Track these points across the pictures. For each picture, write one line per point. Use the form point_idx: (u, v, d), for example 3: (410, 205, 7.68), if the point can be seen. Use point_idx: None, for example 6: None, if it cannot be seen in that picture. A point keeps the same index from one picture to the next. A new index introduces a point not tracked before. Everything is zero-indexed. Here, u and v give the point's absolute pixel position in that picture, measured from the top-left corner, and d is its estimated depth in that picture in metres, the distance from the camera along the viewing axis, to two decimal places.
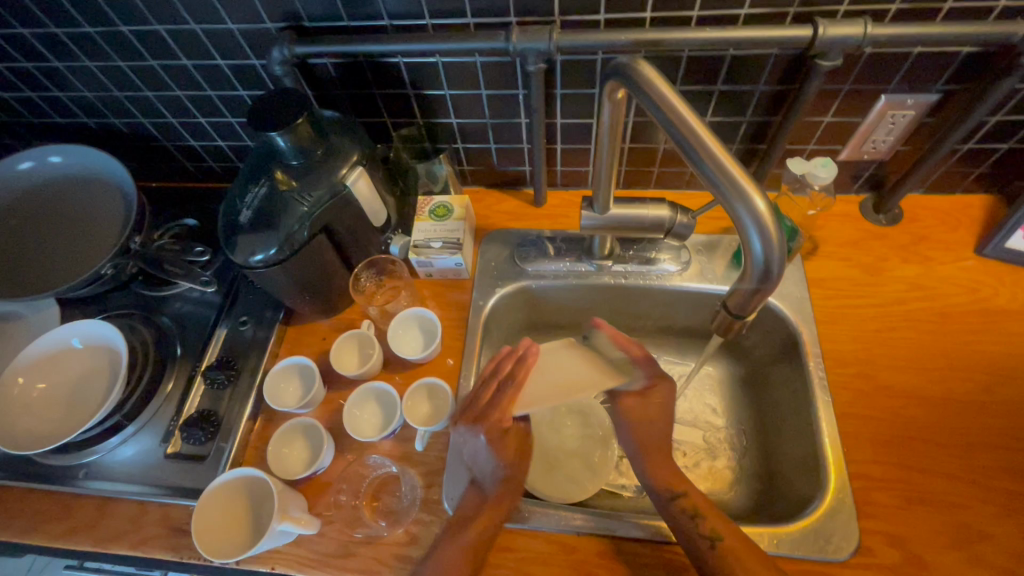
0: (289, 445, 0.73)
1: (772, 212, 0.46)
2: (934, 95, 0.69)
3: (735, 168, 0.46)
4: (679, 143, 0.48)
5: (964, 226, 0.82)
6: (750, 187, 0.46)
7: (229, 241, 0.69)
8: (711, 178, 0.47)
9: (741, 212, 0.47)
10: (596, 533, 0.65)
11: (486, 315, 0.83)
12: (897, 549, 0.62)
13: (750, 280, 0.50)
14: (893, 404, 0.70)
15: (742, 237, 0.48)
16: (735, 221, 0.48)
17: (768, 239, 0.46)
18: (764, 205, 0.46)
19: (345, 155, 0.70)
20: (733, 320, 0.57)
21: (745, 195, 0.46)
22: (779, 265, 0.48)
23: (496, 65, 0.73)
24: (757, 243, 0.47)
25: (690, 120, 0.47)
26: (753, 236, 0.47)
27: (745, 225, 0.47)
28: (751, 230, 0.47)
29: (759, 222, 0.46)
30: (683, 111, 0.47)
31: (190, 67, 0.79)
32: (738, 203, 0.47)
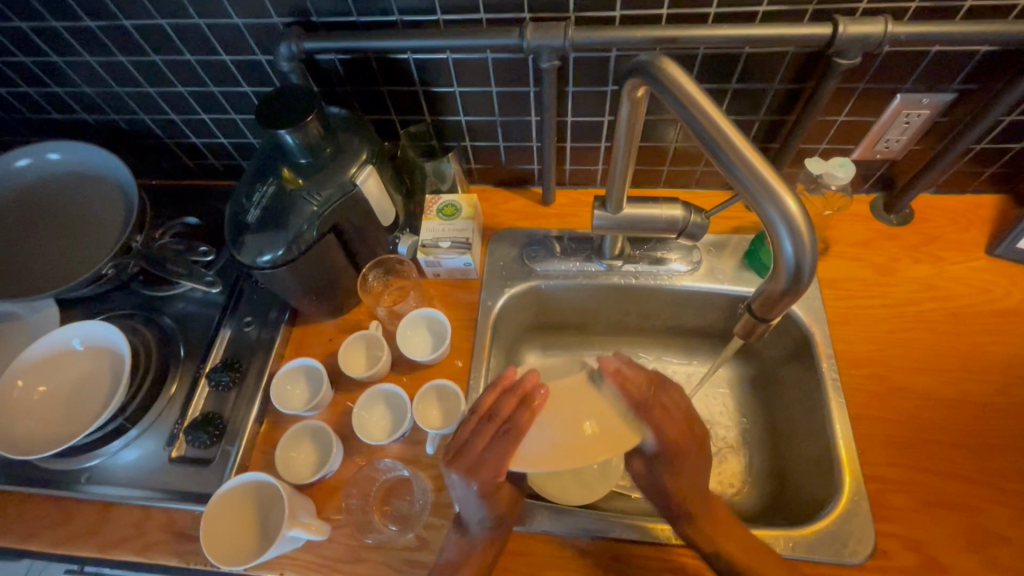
0: (296, 449, 0.72)
1: (803, 214, 0.46)
2: (949, 95, 0.68)
3: (765, 168, 0.45)
4: (706, 143, 0.47)
5: (975, 226, 0.82)
6: (781, 188, 0.45)
7: (236, 240, 0.67)
8: (740, 179, 0.46)
9: (772, 213, 0.46)
10: (609, 537, 0.65)
11: (495, 315, 0.82)
12: (914, 552, 0.61)
13: (779, 283, 0.49)
14: (907, 406, 0.70)
15: (772, 239, 0.47)
16: (764, 222, 0.47)
17: (801, 241, 0.46)
18: (796, 206, 0.45)
19: (354, 154, 0.69)
20: (757, 323, 0.56)
21: (775, 196, 0.45)
22: (811, 268, 0.47)
23: (507, 62, 0.71)
24: (789, 246, 0.46)
25: (716, 118, 0.46)
26: (784, 238, 0.46)
27: (775, 226, 0.46)
28: (782, 232, 0.46)
29: (791, 223, 0.45)
30: (710, 109, 0.46)
31: (193, 63, 0.77)
32: (768, 204, 0.46)
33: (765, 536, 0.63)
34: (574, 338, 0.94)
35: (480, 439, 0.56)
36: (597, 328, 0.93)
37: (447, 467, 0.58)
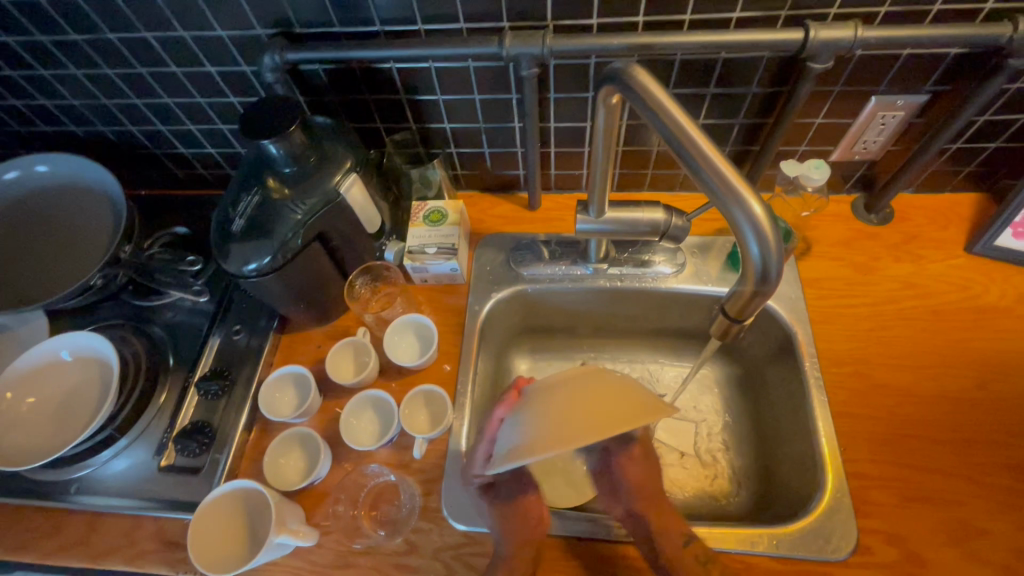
0: (285, 456, 0.73)
1: (770, 217, 0.47)
2: (923, 97, 0.70)
3: (732, 172, 0.46)
4: (676, 148, 0.48)
5: (953, 225, 0.83)
6: (748, 193, 0.46)
7: (222, 250, 0.68)
8: (709, 183, 0.47)
9: (739, 217, 0.47)
10: (595, 538, 0.65)
11: (483, 320, 0.83)
12: (896, 547, 0.62)
13: (749, 285, 0.50)
14: (888, 403, 0.71)
15: (740, 242, 0.48)
16: (733, 226, 0.48)
17: (767, 244, 0.47)
18: (762, 210, 0.46)
19: (338, 162, 0.70)
20: (731, 324, 0.57)
21: (742, 201, 0.46)
22: (779, 271, 0.48)
23: (489, 70, 0.72)
24: (756, 248, 0.47)
25: (685, 124, 0.47)
26: (751, 241, 0.47)
27: (743, 230, 0.47)
28: (750, 235, 0.47)
29: (757, 227, 0.46)
30: (679, 116, 0.47)
31: (179, 75, 0.78)
32: (736, 208, 0.47)
33: (749, 534, 0.64)
34: (563, 341, 0.95)
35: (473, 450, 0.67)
36: (585, 331, 0.94)
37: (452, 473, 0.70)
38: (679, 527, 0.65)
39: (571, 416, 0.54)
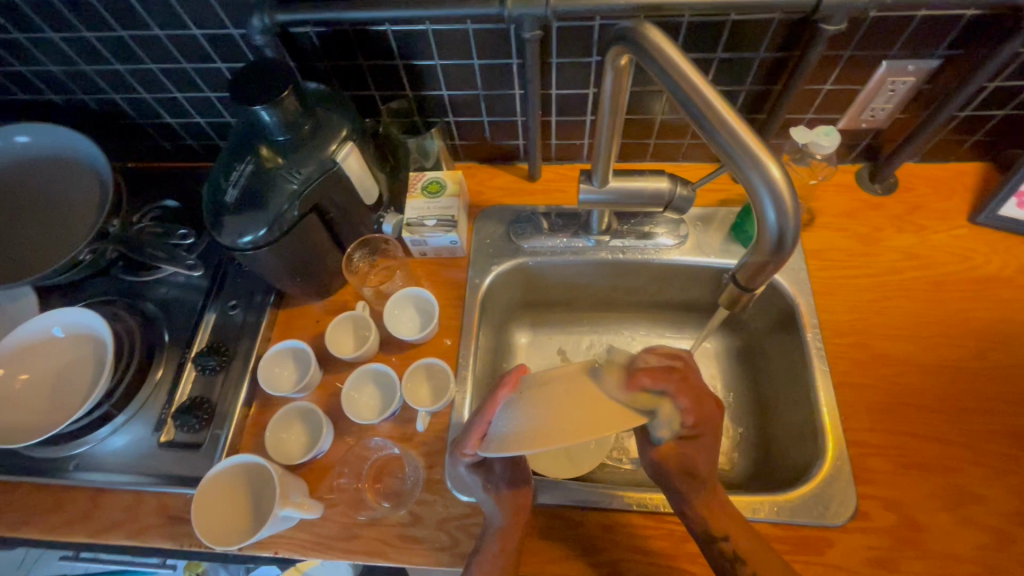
0: (287, 430, 0.72)
1: (788, 180, 0.45)
2: (935, 61, 0.68)
3: (749, 134, 0.45)
4: (691, 111, 0.46)
5: (957, 195, 0.82)
6: (765, 155, 0.44)
7: (215, 222, 0.65)
8: (724, 147, 0.46)
9: (756, 180, 0.45)
10: (598, 507, 0.67)
11: (483, 293, 0.82)
12: (893, 512, 0.63)
13: (763, 251, 0.49)
14: (889, 372, 0.71)
15: (756, 207, 0.47)
16: (748, 190, 0.46)
17: (784, 208, 0.45)
18: (780, 173, 0.45)
19: (334, 130, 0.67)
20: (742, 293, 0.57)
21: (759, 163, 0.45)
22: (795, 237, 0.47)
23: (488, 32, 0.69)
24: (773, 214, 0.46)
25: (700, 85, 0.45)
26: (767, 206, 0.46)
27: (759, 194, 0.46)
28: (766, 200, 0.46)
29: (775, 190, 0.45)
30: (693, 75, 0.45)
31: (163, 39, 0.74)
32: (751, 170, 0.45)
33: (752, 501, 0.65)
34: (562, 314, 0.95)
35: (472, 434, 0.58)
36: (584, 304, 0.94)
37: (455, 463, 0.64)
38: (723, 522, 0.61)
39: (592, 401, 0.49)
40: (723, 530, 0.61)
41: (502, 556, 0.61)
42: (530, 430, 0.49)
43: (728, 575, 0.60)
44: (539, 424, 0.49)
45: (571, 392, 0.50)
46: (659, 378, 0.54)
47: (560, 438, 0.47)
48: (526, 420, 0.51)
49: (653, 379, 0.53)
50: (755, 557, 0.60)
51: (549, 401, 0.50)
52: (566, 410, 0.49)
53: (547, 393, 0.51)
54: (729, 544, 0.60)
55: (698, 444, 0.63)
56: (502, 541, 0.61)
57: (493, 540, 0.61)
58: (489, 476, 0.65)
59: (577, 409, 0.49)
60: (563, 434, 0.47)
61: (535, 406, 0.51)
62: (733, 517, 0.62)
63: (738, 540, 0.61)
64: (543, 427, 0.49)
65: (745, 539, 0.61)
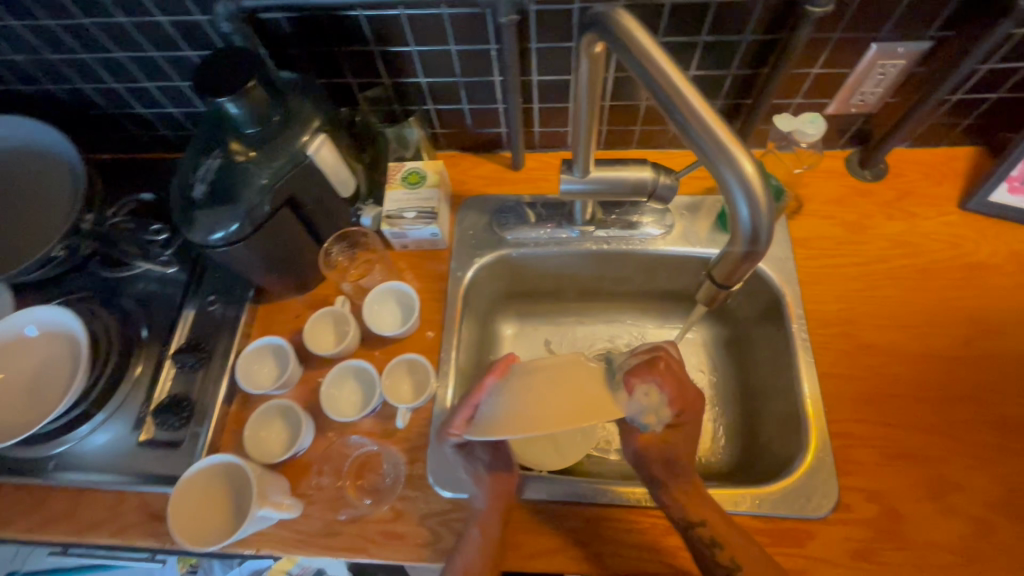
0: (267, 429, 0.71)
1: (761, 177, 0.44)
2: (926, 43, 0.66)
3: (722, 127, 0.43)
4: (664, 104, 0.44)
5: (948, 180, 0.81)
6: (738, 150, 0.43)
7: (185, 219, 0.64)
8: (697, 141, 0.44)
9: (729, 177, 0.44)
10: (580, 502, 0.66)
11: (466, 286, 0.81)
12: (875, 504, 0.63)
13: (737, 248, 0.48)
14: (875, 363, 0.70)
15: (729, 204, 0.46)
16: (721, 186, 0.45)
17: (757, 206, 0.44)
18: (753, 169, 0.43)
19: (305, 120, 0.65)
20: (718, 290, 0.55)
21: (732, 159, 0.43)
22: (768, 234, 0.46)
23: (464, 16, 0.67)
24: (746, 211, 0.44)
25: (674, 76, 0.43)
26: (739, 202, 0.44)
27: (732, 191, 0.44)
28: (739, 197, 0.44)
29: (748, 187, 0.43)
30: (665, 64, 0.43)
31: (128, 26, 0.71)
32: (723, 166, 0.43)
33: (733, 495, 0.65)
34: (549, 305, 0.94)
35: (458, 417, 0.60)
36: (570, 295, 0.92)
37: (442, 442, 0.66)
38: (699, 509, 0.61)
39: (577, 390, 0.50)
40: (699, 516, 0.61)
41: (481, 544, 0.61)
42: (516, 415, 0.50)
43: (706, 562, 0.60)
44: (525, 410, 0.50)
45: (558, 380, 0.51)
46: (643, 372, 0.58)
47: (546, 425, 0.48)
48: (512, 406, 0.51)
49: (643, 374, 0.58)
50: (733, 544, 0.59)
51: (536, 388, 0.51)
52: (552, 397, 0.50)
53: (534, 380, 0.52)
54: (706, 531, 0.60)
55: (681, 435, 0.66)
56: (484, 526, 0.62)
57: (471, 532, 0.62)
58: (471, 459, 0.66)
59: (562, 397, 0.50)
60: (547, 421, 0.48)
61: (521, 391, 0.52)
62: (708, 503, 0.62)
63: (714, 525, 0.60)
64: (529, 413, 0.49)
65: (723, 526, 0.60)
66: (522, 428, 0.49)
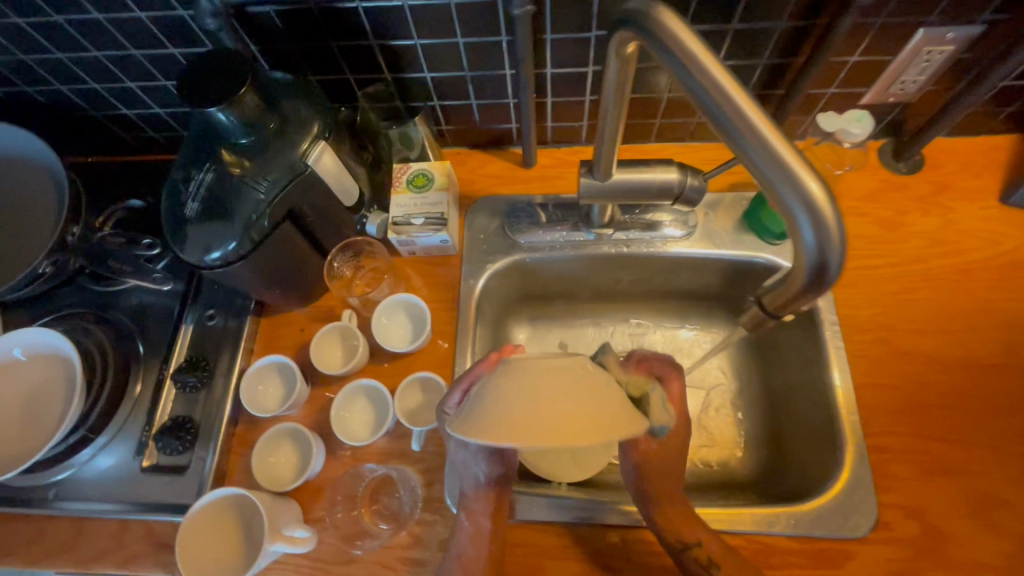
0: (275, 454, 0.68)
1: (829, 197, 0.39)
2: (977, 28, 0.60)
3: (783, 143, 0.38)
4: (715, 116, 0.39)
5: (988, 172, 0.76)
6: (801, 167, 0.38)
7: (178, 238, 0.59)
8: (753, 157, 0.39)
9: (791, 197, 0.39)
10: (606, 523, 0.63)
11: (479, 295, 0.76)
12: (916, 522, 0.60)
13: (799, 280, 0.42)
14: (912, 371, 0.67)
15: (789, 227, 0.40)
16: (780, 207, 0.40)
17: (826, 229, 0.38)
18: (820, 188, 0.38)
19: (303, 127, 0.60)
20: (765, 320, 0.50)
21: (794, 176, 0.38)
22: (839, 265, 0.40)
23: (473, 6, 0.61)
24: (811, 235, 0.39)
25: (728, 85, 0.38)
26: (805, 228, 0.39)
27: (794, 214, 0.39)
28: (803, 221, 0.39)
29: (815, 209, 0.38)
30: (720, 73, 0.38)
31: (105, 23, 0.65)
32: (786, 187, 0.39)
33: (765, 514, 0.62)
34: (563, 307, 0.89)
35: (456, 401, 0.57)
36: (585, 296, 0.88)
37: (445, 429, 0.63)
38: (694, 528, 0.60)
39: (598, 400, 0.38)
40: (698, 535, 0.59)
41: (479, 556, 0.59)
42: (524, 417, 0.36)
43: None
44: (536, 413, 0.36)
45: (575, 381, 0.39)
46: (643, 362, 0.64)
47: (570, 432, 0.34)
48: (521, 409, 0.36)
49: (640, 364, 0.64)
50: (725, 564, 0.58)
51: (549, 390, 0.38)
52: (574, 400, 0.37)
53: (544, 379, 0.39)
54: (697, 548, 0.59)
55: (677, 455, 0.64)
56: (476, 542, 0.60)
57: (465, 543, 0.59)
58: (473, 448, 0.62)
59: (584, 403, 0.37)
60: (571, 427, 0.34)
61: (531, 393, 0.38)
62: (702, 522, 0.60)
63: (711, 546, 0.59)
64: (545, 416, 0.35)
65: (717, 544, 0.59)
66: (539, 434, 0.34)
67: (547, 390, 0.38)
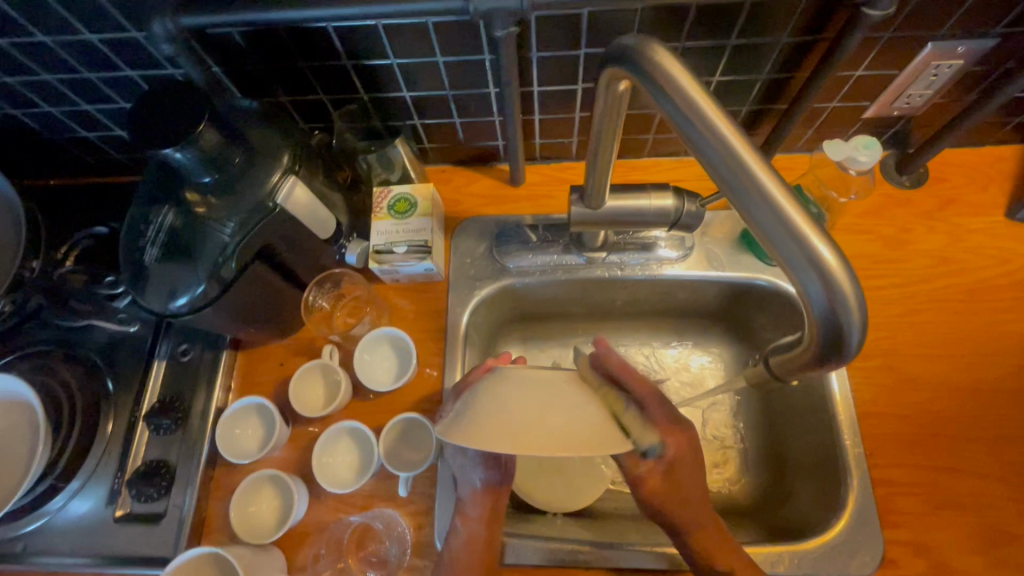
0: (255, 503, 0.64)
1: (843, 263, 0.34)
2: (990, 41, 0.57)
3: (789, 203, 0.35)
4: (717, 171, 0.36)
5: (993, 185, 0.73)
6: (811, 230, 0.34)
7: (139, 286, 0.56)
8: (758, 217, 0.35)
9: (801, 262, 0.35)
10: (604, 566, 0.61)
11: (467, 325, 0.72)
12: (923, 559, 0.58)
13: (813, 350, 0.38)
14: (918, 399, 0.65)
15: (800, 293, 0.36)
16: (789, 271, 0.36)
17: (840, 298, 0.34)
18: (832, 253, 0.34)
19: (270, 160, 0.56)
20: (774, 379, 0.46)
21: (804, 240, 0.34)
22: (858, 336, 0.35)
23: (453, 25, 0.56)
24: (823, 305, 0.35)
25: (731, 138, 0.35)
26: (817, 296, 0.35)
27: (803, 281, 0.35)
28: (814, 288, 0.35)
29: (828, 277, 0.34)
30: (723, 126, 0.35)
31: (54, 46, 0.60)
32: (794, 251, 0.35)
33: (768, 554, 0.59)
34: (555, 329, 0.85)
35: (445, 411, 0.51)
36: (578, 316, 0.84)
37: None
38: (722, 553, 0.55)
39: (580, 416, 0.35)
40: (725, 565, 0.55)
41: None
42: (498, 421, 0.34)
43: None
44: (509, 418, 0.34)
45: (559, 393, 0.36)
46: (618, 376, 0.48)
47: (532, 442, 0.31)
48: (497, 409, 0.35)
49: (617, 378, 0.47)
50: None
51: (530, 396, 0.36)
52: (552, 409, 0.34)
53: (529, 387, 0.37)
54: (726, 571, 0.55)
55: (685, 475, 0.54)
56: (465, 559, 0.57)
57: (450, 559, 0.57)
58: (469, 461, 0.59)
59: (563, 414, 0.34)
60: (536, 436, 0.32)
61: (512, 396, 0.36)
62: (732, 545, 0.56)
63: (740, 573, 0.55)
64: (516, 421, 0.33)
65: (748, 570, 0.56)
66: (502, 437, 0.32)
67: (534, 390, 0.36)
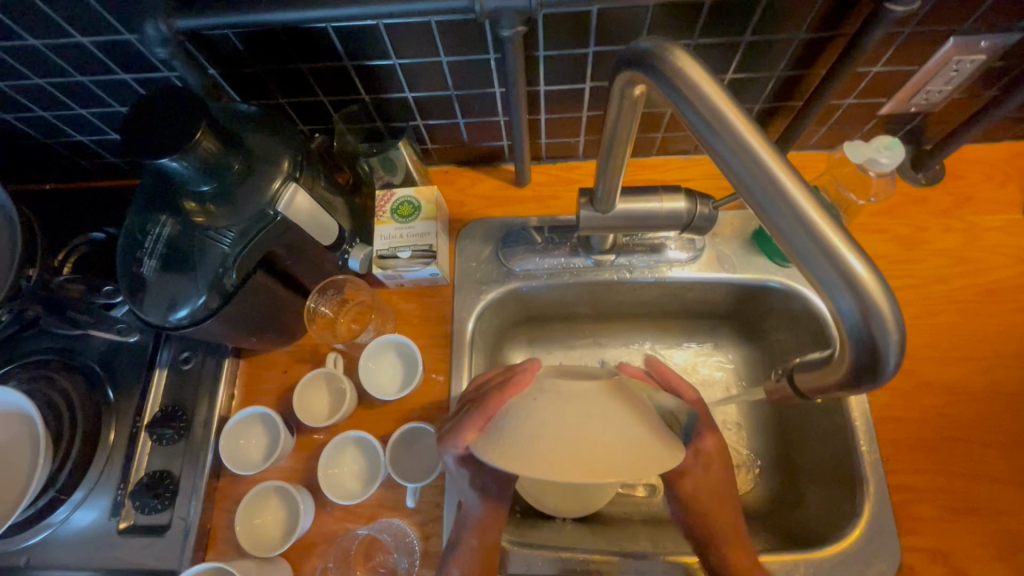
0: (261, 515, 0.63)
1: (877, 278, 0.33)
2: (1014, 36, 0.55)
3: (821, 217, 0.33)
4: (742, 182, 0.34)
5: (1012, 182, 0.71)
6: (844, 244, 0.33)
7: (138, 298, 0.54)
8: (786, 230, 0.34)
9: (833, 277, 0.33)
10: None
11: (473, 329, 0.70)
12: (941, 566, 0.57)
13: (844, 368, 0.36)
14: (935, 403, 0.63)
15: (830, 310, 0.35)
16: (819, 286, 0.34)
17: (875, 315, 0.33)
18: (865, 268, 0.33)
19: (271, 168, 0.54)
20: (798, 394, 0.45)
21: (836, 255, 0.33)
22: (895, 355, 0.34)
23: (457, 23, 0.54)
24: (855, 322, 0.33)
25: (757, 148, 0.33)
26: (851, 313, 0.33)
27: (836, 297, 0.34)
28: (846, 305, 0.33)
29: (861, 293, 0.33)
30: (749, 135, 0.33)
31: (45, 50, 0.58)
32: (825, 266, 0.33)
33: (783, 561, 0.58)
34: (562, 331, 0.84)
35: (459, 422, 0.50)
36: (586, 318, 0.83)
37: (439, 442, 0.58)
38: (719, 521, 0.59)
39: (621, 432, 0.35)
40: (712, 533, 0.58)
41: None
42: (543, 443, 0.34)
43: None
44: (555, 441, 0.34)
45: (597, 409, 0.37)
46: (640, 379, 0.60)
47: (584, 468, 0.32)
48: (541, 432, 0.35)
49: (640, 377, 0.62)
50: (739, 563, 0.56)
51: (570, 416, 0.36)
52: (595, 430, 0.35)
53: (568, 404, 0.37)
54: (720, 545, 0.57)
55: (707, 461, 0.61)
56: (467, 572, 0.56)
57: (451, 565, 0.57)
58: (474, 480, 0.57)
59: (606, 432, 0.35)
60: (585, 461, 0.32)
61: (552, 417, 0.36)
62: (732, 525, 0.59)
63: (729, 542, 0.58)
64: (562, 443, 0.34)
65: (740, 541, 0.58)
66: (554, 464, 0.32)
67: (570, 408, 0.36)
